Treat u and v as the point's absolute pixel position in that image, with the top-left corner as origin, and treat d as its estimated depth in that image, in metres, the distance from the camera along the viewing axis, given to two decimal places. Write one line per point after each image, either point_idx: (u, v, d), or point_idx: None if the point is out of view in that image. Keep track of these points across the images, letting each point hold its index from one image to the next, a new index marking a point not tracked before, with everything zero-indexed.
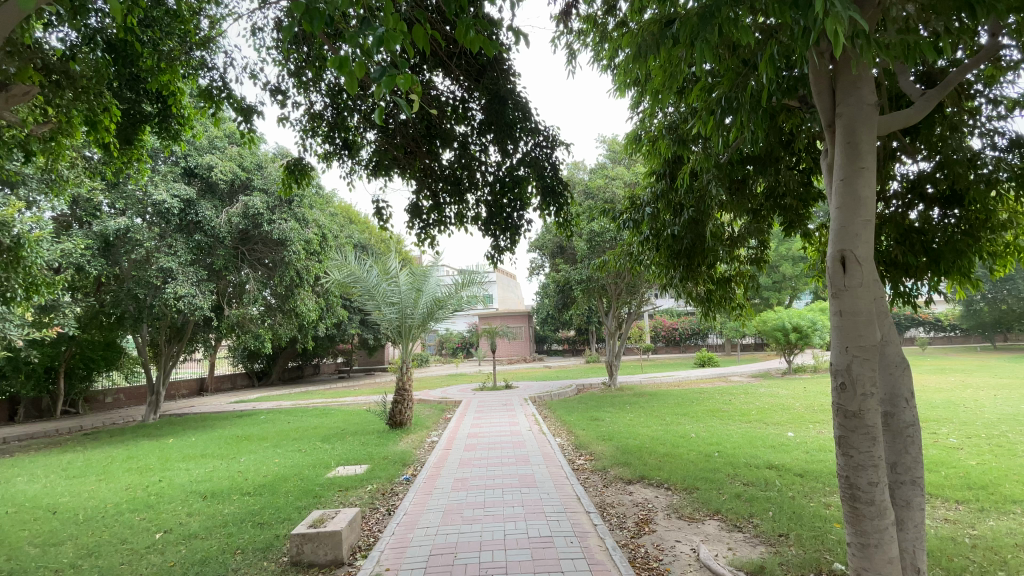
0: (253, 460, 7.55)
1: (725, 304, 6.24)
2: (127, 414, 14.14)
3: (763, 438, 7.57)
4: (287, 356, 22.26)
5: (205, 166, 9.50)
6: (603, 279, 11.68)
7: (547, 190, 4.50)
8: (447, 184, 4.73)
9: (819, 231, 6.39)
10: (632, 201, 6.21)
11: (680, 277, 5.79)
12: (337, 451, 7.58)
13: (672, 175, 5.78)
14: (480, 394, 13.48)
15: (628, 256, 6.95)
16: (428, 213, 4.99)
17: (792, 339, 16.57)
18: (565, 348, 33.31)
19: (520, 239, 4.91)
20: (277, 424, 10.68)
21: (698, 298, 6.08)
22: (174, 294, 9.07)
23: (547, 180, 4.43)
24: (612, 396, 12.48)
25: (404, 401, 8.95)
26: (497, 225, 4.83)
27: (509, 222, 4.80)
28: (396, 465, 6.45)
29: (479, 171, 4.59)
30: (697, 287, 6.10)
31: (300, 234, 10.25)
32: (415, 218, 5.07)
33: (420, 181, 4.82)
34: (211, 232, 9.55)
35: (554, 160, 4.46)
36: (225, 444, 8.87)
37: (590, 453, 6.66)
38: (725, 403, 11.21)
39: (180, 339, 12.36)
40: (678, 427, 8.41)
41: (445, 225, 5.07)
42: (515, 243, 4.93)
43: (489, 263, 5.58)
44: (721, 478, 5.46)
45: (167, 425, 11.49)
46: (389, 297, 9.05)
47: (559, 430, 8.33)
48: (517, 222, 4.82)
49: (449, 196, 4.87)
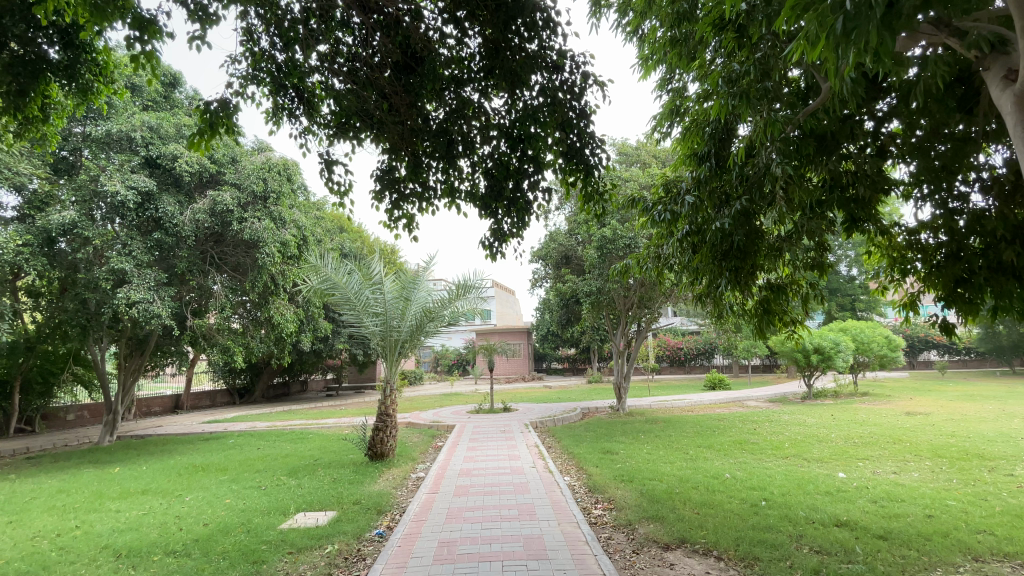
0: (199, 501, 6.26)
1: (777, 319, 5.09)
2: (86, 434, 12.81)
3: (812, 480, 6.32)
4: (272, 372, 20.98)
5: (166, 155, 8.35)
6: (614, 292, 10.50)
7: (570, 150, 3.75)
8: (437, 143, 3.88)
9: (899, 233, 5.23)
10: (667, 188, 5.09)
11: (725, 282, 4.63)
12: (301, 490, 6.30)
13: (715, 158, 4.68)
14: (475, 418, 12.20)
15: (653, 262, 5.80)
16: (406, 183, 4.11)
17: (813, 361, 15.30)
18: (565, 367, 32.10)
19: (529, 218, 4.12)
20: (244, 451, 9.41)
21: (746, 312, 4.92)
22: (127, 299, 7.74)
23: (570, 131, 3.62)
24: (622, 423, 11.20)
25: (387, 429, 7.68)
26: (502, 201, 4.03)
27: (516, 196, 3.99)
28: (369, 514, 5.19)
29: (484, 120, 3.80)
30: (747, 300, 4.93)
31: (276, 235, 8.98)
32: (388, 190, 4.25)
33: (401, 143, 3.90)
34: (173, 231, 8.31)
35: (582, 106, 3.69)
36: (175, 478, 7.59)
37: (609, 501, 5.44)
38: (751, 433, 9.94)
39: (142, 353, 11.08)
40: (707, 465, 7.17)
41: (428, 197, 4.23)
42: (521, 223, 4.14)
43: (486, 255, 4.48)
44: (782, 541, 4.24)
45: (123, 450, 10.22)
46: (371, 307, 7.88)
47: (567, 467, 7.10)
48: (528, 199, 4.01)
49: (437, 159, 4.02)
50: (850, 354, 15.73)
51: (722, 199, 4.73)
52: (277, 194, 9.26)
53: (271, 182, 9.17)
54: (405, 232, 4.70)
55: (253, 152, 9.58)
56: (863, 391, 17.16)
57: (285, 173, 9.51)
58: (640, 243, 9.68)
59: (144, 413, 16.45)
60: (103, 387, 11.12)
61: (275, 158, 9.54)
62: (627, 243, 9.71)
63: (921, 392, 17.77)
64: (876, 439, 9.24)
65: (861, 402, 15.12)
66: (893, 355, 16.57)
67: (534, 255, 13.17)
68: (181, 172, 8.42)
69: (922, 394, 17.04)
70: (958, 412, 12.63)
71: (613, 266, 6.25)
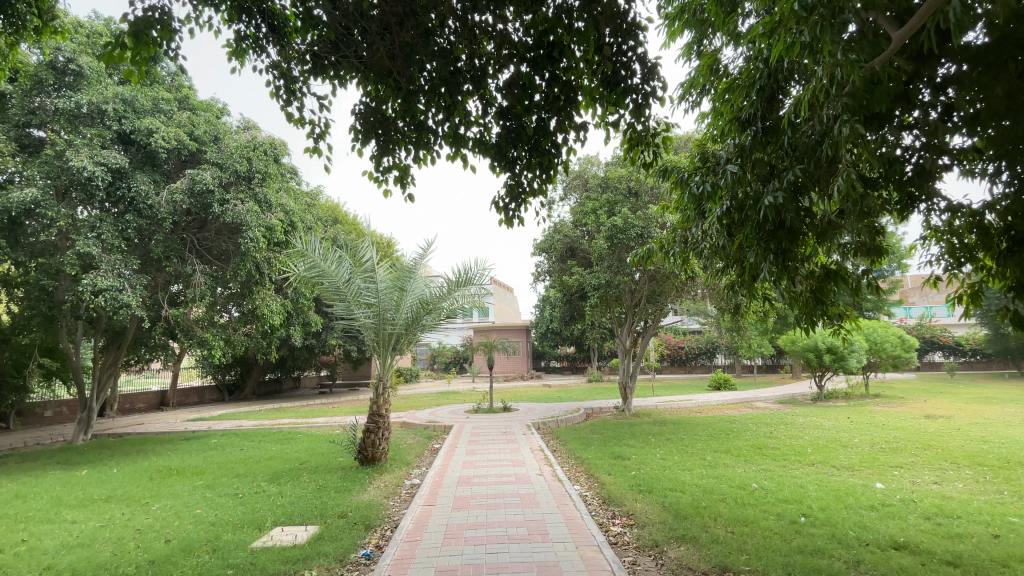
0: (168, 511, 5.61)
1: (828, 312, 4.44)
2: (61, 431, 12.11)
3: (849, 493, 5.71)
4: (263, 369, 20.29)
5: (141, 130, 7.65)
6: (624, 286, 9.84)
7: (611, 80, 3.59)
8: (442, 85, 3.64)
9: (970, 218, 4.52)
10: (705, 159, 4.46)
11: (767, 264, 3.96)
12: (282, 499, 5.65)
13: (761, 121, 4.00)
14: (473, 418, 11.55)
15: (680, 245, 5.19)
16: (403, 128, 3.98)
17: (826, 361, 14.69)
18: (564, 365, 31.51)
19: (552, 174, 4.17)
20: (226, 452, 8.76)
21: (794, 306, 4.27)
22: (92, 287, 7.03)
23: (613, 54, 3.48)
24: (629, 425, 10.56)
25: (379, 430, 7.02)
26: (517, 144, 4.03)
27: (531, 138, 3.97)
28: (355, 530, 4.54)
29: (500, 42, 3.56)
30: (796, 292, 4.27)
31: (260, 218, 8.20)
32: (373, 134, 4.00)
33: (396, 82, 3.65)
34: (147, 213, 7.63)
35: (636, 18, 3.41)
36: (147, 482, 6.93)
37: (629, 516, 4.81)
38: (769, 437, 9.32)
39: (119, 346, 10.39)
40: (730, 473, 6.55)
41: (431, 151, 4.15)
42: (539, 178, 4.19)
43: (500, 216, 4.48)
44: (839, 569, 3.62)
45: (96, 450, 9.55)
46: (363, 297, 7.20)
47: (577, 474, 6.47)
48: (550, 150, 4.00)
49: (440, 109, 3.80)
50: (863, 355, 15.11)
51: (767, 171, 4.06)
52: (262, 175, 8.52)
53: (255, 162, 8.41)
54: (396, 186, 4.36)
55: (238, 131, 8.89)
56: (874, 393, 16.57)
57: (273, 154, 8.81)
58: (653, 233, 9.02)
59: (127, 409, 15.78)
60: (79, 382, 10.41)
61: (261, 137, 8.84)
62: (638, 233, 9.06)
63: (934, 394, 17.21)
64: (903, 445, 8.63)
65: (874, 404, 14.54)
66: (907, 355, 15.96)
67: (537, 248, 12.50)
68: (156, 148, 7.71)
69: (934, 396, 16.47)
70: (981, 416, 12.04)
71: (634, 252, 5.68)
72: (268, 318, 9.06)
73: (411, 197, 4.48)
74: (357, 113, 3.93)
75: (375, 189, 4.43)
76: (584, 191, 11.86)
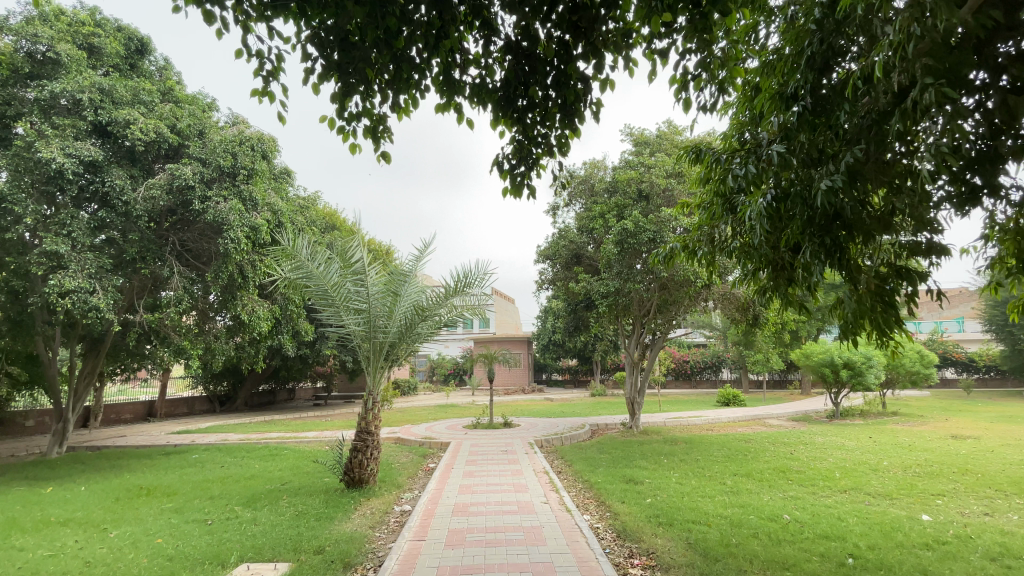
0: (126, 539, 4.96)
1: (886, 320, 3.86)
2: (36, 443, 11.43)
3: (895, 529, 5.05)
4: (256, 380, 19.64)
5: (117, 121, 7.15)
6: (634, 294, 9.22)
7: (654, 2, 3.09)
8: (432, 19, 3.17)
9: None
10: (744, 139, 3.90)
11: (817, 257, 3.42)
12: (255, 528, 5.00)
13: (810, 95, 3.40)
14: (471, 434, 10.89)
15: (708, 243, 4.61)
16: (384, 72, 3.54)
17: (843, 377, 14.02)
18: (565, 379, 30.78)
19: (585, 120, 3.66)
20: (204, 469, 8.11)
21: (850, 311, 3.73)
22: (58, 288, 6.44)
23: None
24: (639, 444, 9.87)
25: (368, 450, 6.37)
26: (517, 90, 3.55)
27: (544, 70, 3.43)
28: (332, 569, 3.90)
29: None
30: (850, 295, 3.76)
31: (244, 219, 7.55)
32: (339, 78, 3.47)
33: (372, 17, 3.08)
34: (122, 210, 7.11)
35: None
36: (111, 504, 6.28)
37: (650, 555, 4.16)
38: (790, 459, 8.65)
39: (97, 354, 9.77)
40: (756, 501, 5.89)
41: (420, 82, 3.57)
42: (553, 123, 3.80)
43: (505, 180, 4.06)
44: None
45: (67, 465, 8.88)
46: (352, 302, 6.59)
47: (586, 502, 5.81)
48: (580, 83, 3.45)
49: (427, 46, 3.34)
50: (882, 370, 14.43)
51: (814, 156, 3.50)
52: (248, 172, 7.93)
53: (240, 157, 7.82)
54: (366, 138, 3.91)
55: (225, 126, 8.36)
56: (892, 410, 15.83)
57: (261, 149, 8.25)
58: (666, 238, 8.41)
59: (111, 420, 15.12)
60: (53, 392, 9.78)
61: (249, 132, 8.29)
62: (650, 238, 8.46)
63: (953, 412, 16.51)
64: (939, 469, 7.95)
65: (894, 422, 13.84)
66: (926, 371, 15.30)
67: (541, 254, 11.92)
68: (133, 140, 7.20)
69: (955, 414, 15.73)
70: (1012, 437, 11.36)
71: (655, 252, 5.12)
72: (253, 324, 8.44)
73: (388, 153, 3.99)
74: (313, 37, 3.35)
75: (338, 138, 3.94)
76: (590, 196, 11.30)
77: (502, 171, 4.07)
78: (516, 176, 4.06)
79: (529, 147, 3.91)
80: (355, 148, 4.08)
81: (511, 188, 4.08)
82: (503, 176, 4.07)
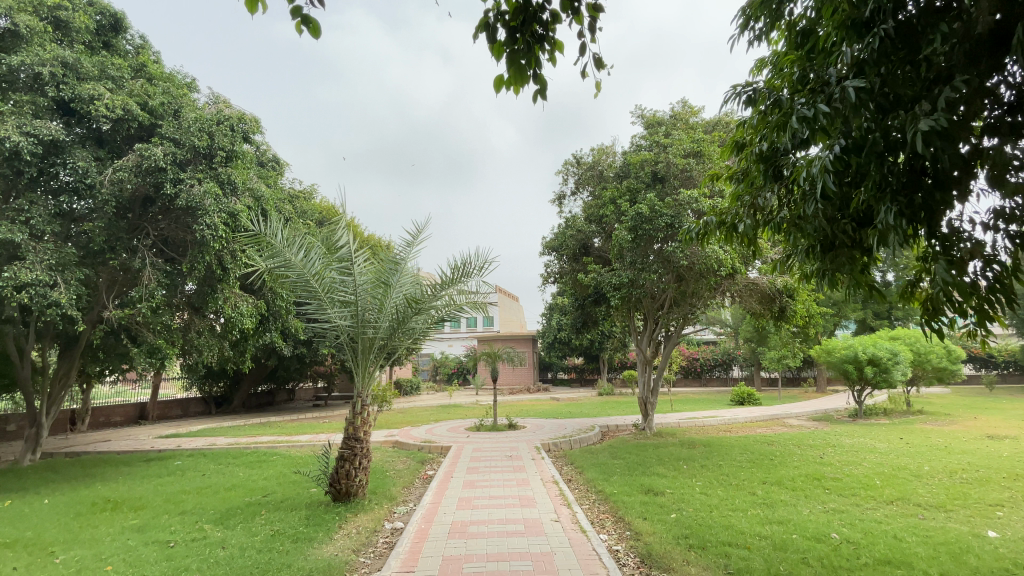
0: (72, 565, 4.32)
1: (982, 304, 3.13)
2: (15, 449, 10.86)
3: (964, 551, 4.33)
4: (253, 381, 19.04)
5: (80, 97, 6.48)
6: (648, 285, 8.46)
7: None
8: None
9: None
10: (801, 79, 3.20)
11: (896, 220, 2.77)
12: (222, 552, 4.35)
13: (890, 18, 2.69)
14: (474, 437, 10.20)
15: (751, 215, 3.98)
16: None
17: (867, 374, 13.24)
18: (572, 377, 30.08)
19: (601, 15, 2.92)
20: (183, 479, 7.46)
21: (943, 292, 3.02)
22: (11, 282, 5.74)
23: None
24: (654, 447, 9.16)
25: (355, 459, 5.68)
26: None
27: None
28: None
29: None
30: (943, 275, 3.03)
31: (221, 203, 6.84)
32: None
33: None
34: (89, 195, 6.47)
35: None
36: (71, 521, 5.65)
37: None
38: (821, 464, 7.93)
39: (72, 354, 9.16)
40: (796, 517, 5.18)
41: None
42: None
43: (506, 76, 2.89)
44: None
45: (40, 474, 8.29)
46: (337, 292, 5.92)
47: (602, 518, 5.12)
48: None
49: None
50: (908, 367, 13.64)
51: (889, 101, 2.84)
52: (227, 154, 7.22)
53: (218, 138, 7.12)
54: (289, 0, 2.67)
55: (205, 106, 7.67)
56: (917, 409, 15.05)
57: (241, 129, 7.52)
58: (685, 223, 7.68)
59: (101, 423, 14.57)
60: (27, 395, 9.20)
61: (229, 111, 7.58)
62: (667, 223, 7.74)
63: (980, 410, 15.69)
64: (988, 475, 7.20)
65: (922, 422, 13.05)
66: (953, 368, 14.49)
67: (547, 246, 11.19)
68: (98, 119, 6.55)
69: (983, 412, 14.94)
70: None
71: (688, 228, 4.46)
72: (234, 320, 7.76)
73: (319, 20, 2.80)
74: None
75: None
76: (599, 182, 10.55)
77: (493, 41, 2.88)
78: (518, 56, 2.91)
79: (536, 6, 2.85)
80: (257, 6, 2.78)
81: (509, 73, 2.90)
82: (496, 50, 2.91)
